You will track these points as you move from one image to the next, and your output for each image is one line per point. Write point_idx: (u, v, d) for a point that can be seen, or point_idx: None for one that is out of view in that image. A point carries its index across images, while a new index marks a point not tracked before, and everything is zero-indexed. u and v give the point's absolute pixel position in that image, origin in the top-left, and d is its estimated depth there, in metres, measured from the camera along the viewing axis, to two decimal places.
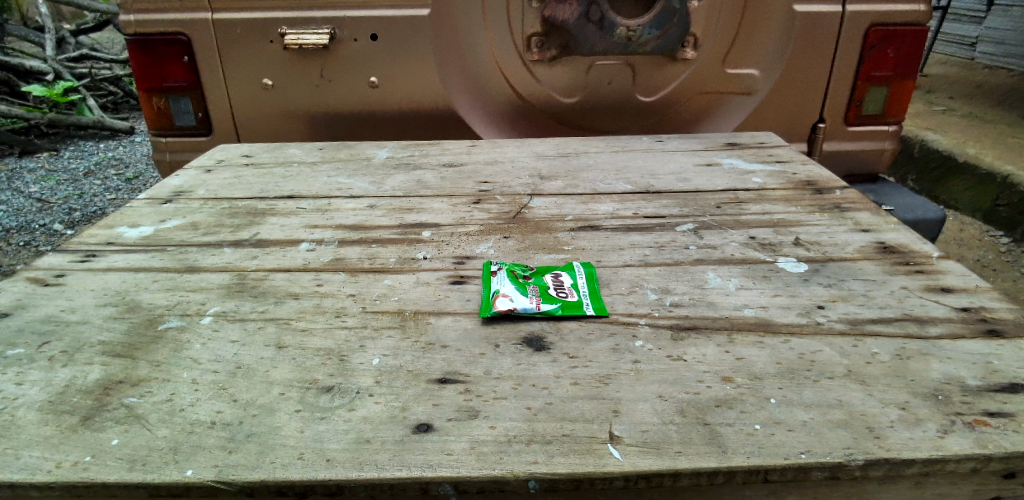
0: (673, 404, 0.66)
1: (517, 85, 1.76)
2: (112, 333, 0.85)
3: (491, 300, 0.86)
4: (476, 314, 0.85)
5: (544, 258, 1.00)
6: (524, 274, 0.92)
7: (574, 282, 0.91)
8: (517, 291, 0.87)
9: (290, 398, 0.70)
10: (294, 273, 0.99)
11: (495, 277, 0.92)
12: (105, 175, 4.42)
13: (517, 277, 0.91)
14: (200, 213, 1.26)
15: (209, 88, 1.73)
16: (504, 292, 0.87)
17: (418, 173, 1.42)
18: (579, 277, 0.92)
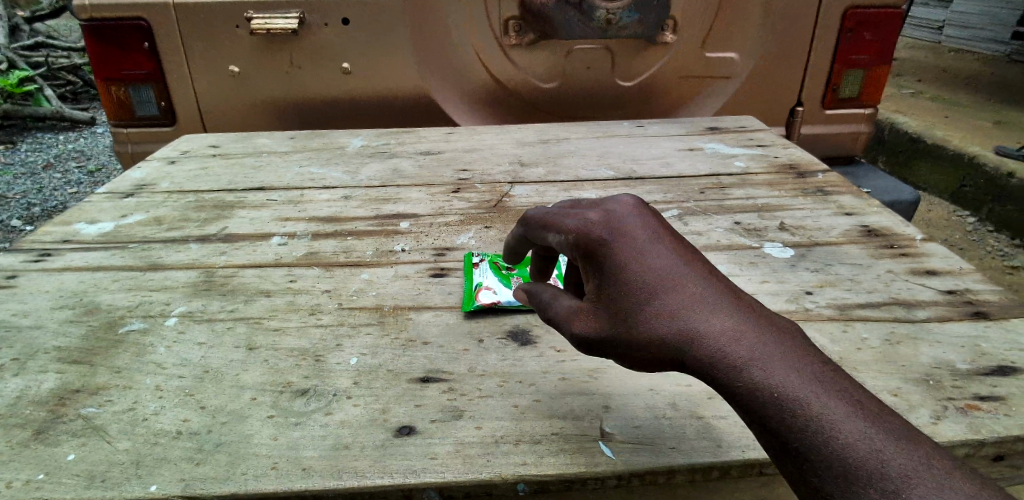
0: (665, 397, 0.64)
1: (494, 71, 1.71)
2: (68, 338, 0.80)
3: (473, 294, 0.82)
4: (458, 307, 0.82)
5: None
6: (507, 265, 0.89)
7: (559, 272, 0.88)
8: (502, 283, 0.84)
9: (262, 403, 0.66)
10: (266, 269, 0.94)
11: (477, 269, 0.89)
12: (66, 168, 4.27)
13: (501, 269, 0.88)
14: (164, 206, 1.19)
15: (171, 76, 1.65)
16: (487, 285, 0.83)
17: (394, 161, 1.37)
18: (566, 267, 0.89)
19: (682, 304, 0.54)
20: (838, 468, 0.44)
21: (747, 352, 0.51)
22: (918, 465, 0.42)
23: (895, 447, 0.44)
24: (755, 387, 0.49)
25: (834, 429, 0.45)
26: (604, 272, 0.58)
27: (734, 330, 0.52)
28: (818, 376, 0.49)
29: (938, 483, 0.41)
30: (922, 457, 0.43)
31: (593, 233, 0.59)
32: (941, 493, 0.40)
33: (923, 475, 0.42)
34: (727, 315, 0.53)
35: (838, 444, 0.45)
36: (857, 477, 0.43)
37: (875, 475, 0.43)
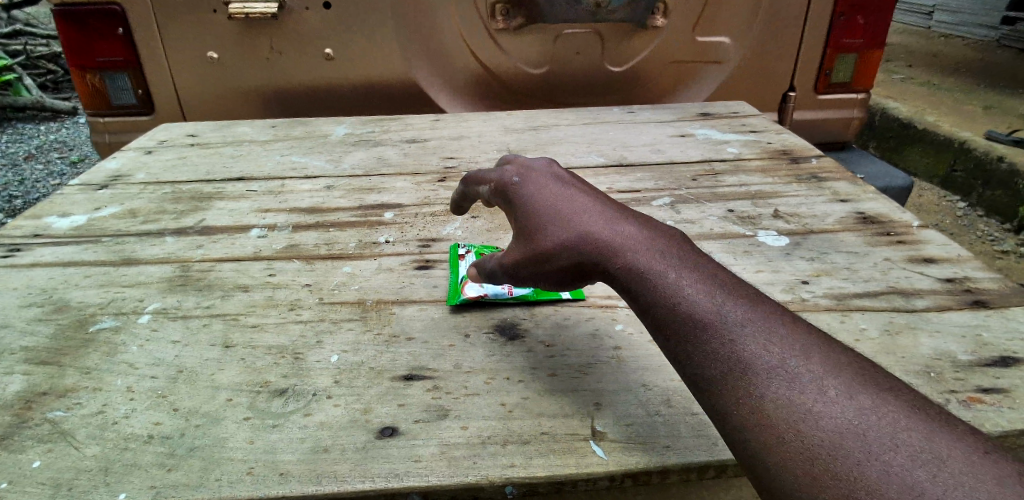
0: (658, 393, 0.62)
1: (481, 57, 1.67)
2: (35, 338, 0.76)
3: (459, 287, 0.80)
4: (445, 301, 0.79)
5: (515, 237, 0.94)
6: None
7: None
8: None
9: (238, 405, 0.63)
10: (244, 263, 0.91)
11: (463, 262, 0.86)
12: (48, 159, 4.19)
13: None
14: (140, 198, 1.15)
15: (147, 63, 1.60)
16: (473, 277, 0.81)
17: (379, 150, 1.33)
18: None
19: (575, 214, 0.66)
20: (698, 330, 0.54)
21: (627, 244, 0.62)
22: (757, 323, 0.54)
23: (740, 309, 0.55)
24: (634, 272, 0.60)
25: (694, 300, 0.56)
26: (517, 205, 0.71)
27: (619, 230, 0.64)
28: (684, 260, 0.61)
29: (770, 334, 0.52)
30: (760, 317, 0.54)
31: (508, 180, 0.75)
32: (770, 344, 0.52)
33: (761, 330, 0.53)
34: (612, 220, 0.65)
35: (697, 313, 0.55)
36: (711, 334, 0.54)
37: (725, 331, 0.53)
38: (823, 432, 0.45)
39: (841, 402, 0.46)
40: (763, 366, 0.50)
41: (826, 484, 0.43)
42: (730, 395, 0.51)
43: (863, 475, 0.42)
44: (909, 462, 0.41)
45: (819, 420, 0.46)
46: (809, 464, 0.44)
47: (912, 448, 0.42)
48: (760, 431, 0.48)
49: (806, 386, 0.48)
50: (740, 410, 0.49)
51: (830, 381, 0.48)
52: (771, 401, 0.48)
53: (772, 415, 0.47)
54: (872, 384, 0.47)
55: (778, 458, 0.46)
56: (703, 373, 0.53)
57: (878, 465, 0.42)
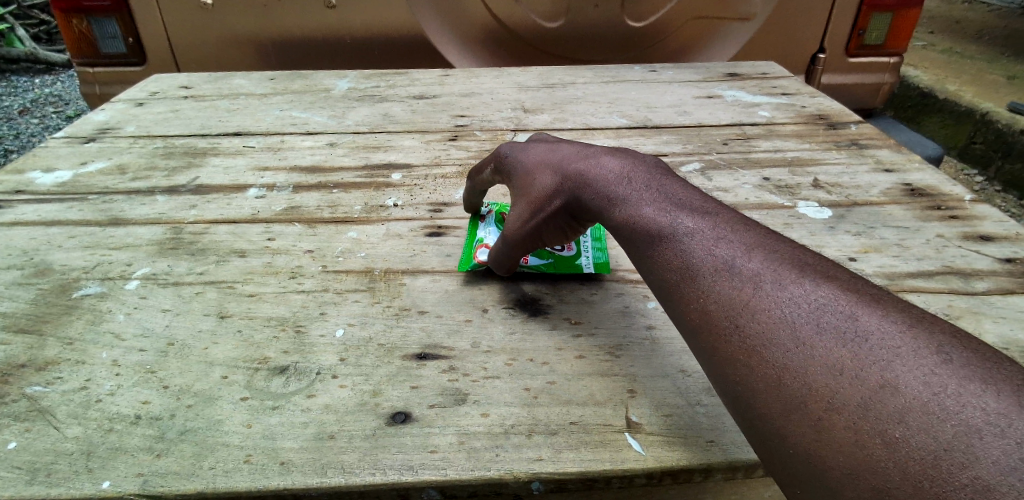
0: (698, 381, 0.56)
1: (493, 8, 1.57)
2: (14, 304, 0.70)
3: (472, 253, 0.74)
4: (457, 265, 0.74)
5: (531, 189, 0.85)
6: None
7: None
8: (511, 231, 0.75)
9: (234, 383, 0.58)
10: (240, 225, 0.84)
11: (483, 223, 0.80)
12: (43, 113, 4.13)
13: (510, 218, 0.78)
14: (129, 153, 1.08)
15: (136, 9, 1.52)
16: (489, 243, 0.75)
17: (384, 105, 1.25)
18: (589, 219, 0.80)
19: (556, 158, 0.67)
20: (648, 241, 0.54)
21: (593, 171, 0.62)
22: (704, 226, 0.53)
23: (693, 217, 0.54)
24: (599, 195, 0.60)
25: (651, 216, 0.56)
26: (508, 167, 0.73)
27: (585, 159, 0.65)
28: (642, 176, 0.60)
29: (718, 238, 0.52)
30: (710, 223, 0.53)
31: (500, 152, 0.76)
32: (716, 245, 0.51)
33: (707, 231, 0.52)
34: (581, 153, 0.66)
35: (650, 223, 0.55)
36: (664, 244, 0.54)
37: (675, 238, 0.53)
38: (754, 320, 0.45)
39: (778, 291, 0.46)
40: (706, 267, 0.50)
41: (759, 372, 0.43)
42: (680, 301, 0.50)
43: (790, 362, 0.42)
44: (835, 343, 0.41)
45: (756, 313, 0.45)
46: (745, 356, 0.44)
47: (840, 329, 0.41)
48: (700, 329, 0.48)
49: (745, 281, 0.47)
50: (685, 312, 0.49)
51: (768, 272, 0.47)
52: (711, 298, 0.48)
53: (712, 313, 0.47)
54: (809, 271, 0.47)
55: (716, 353, 0.46)
56: (657, 283, 0.53)
57: (805, 351, 0.42)
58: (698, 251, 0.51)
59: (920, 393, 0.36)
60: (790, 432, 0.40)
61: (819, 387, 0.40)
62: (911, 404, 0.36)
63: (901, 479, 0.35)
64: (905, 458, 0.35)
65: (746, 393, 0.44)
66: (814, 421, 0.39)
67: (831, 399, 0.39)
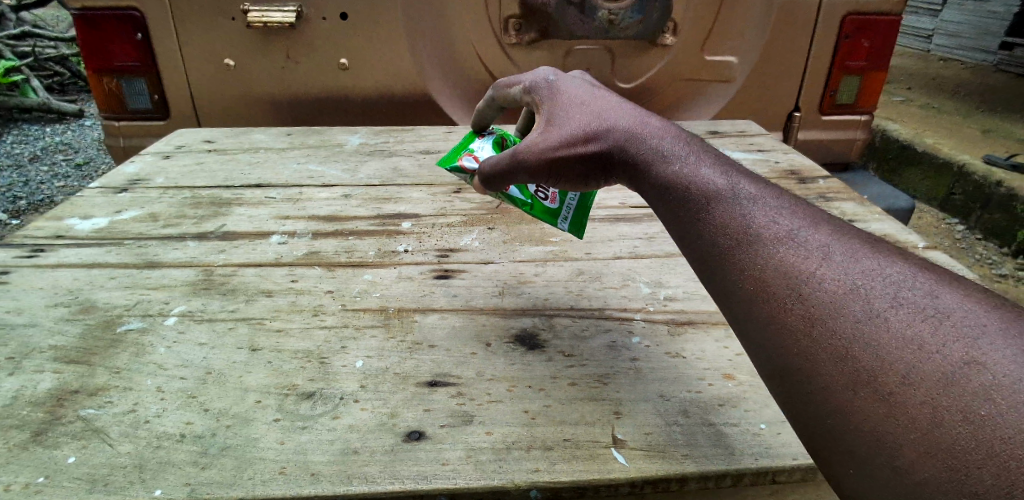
0: (675, 404, 0.64)
1: (494, 71, 1.71)
2: (64, 337, 0.78)
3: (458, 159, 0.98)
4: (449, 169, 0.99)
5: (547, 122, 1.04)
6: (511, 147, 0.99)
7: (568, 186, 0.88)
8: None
9: (267, 406, 0.65)
10: (266, 268, 0.92)
11: (481, 140, 1.01)
12: (54, 163, 4.33)
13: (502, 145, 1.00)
14: (159, 203, 1.17)
15: (163, 69, 1.67)
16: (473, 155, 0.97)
17: (394, 160, 1.36)
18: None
19: (599, 116, 0.73)
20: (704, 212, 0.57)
21: (646, 145, 0.66)
22: (767, 203, 0.56)
23: (757, 197, 0.57)
24: (644, 167, 0.65)
25: (711, 189, 0.58)
26: (545, 109, 0.79)
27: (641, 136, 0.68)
28: (703, 157, 0.63)
29: (783, 216, 0.54)
30: (776, 203, 0.56)
31: (543, 93, 0.83)
32: (781, 222, 0.54)
33: (773, 209, 0.55)
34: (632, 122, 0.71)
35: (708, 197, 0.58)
36: (722, 214, 0.56)
37: (734, 211, 0.55)
38: (822, 289, 0.47)
39: (848, 267, 0.48)
40: (770, 238, 0.52)
41: (824, 342, 0.45)
42: (736, 270, 0.52)
43: (861, 332, 0.43)
44: (911, 318, 0.43)
45: (823, 283, 0.47)
46: (808, 326, 0.46)
47: (915, 308, 0.43)
48: (761, 296, 0.50)
49: (813, 255, 0.50)
50: (740, 279, 0.51)
51: (838, 250, 0.50)
52: (775, 267, 0.50)
53: (773, 281, 0.49)
54: (879, 255, 0.49)
55: (776, 320, 0.48)
56: (706, 246, 0.55)
57: (878, 322, 0.43)
58: (761, 223, 0.53)
59: (1003, 372, 0.37)
60: (854, 404, 0.41)
61: (893, 359, 0.41)
62: (995, 381, 0.37)
63: (981, 456, 0.35)
64: (990, 436, 0.35)
65: (806, 363, 0.45)
66: (882, 393, 0.41)
67: (906, 371, 0.40)
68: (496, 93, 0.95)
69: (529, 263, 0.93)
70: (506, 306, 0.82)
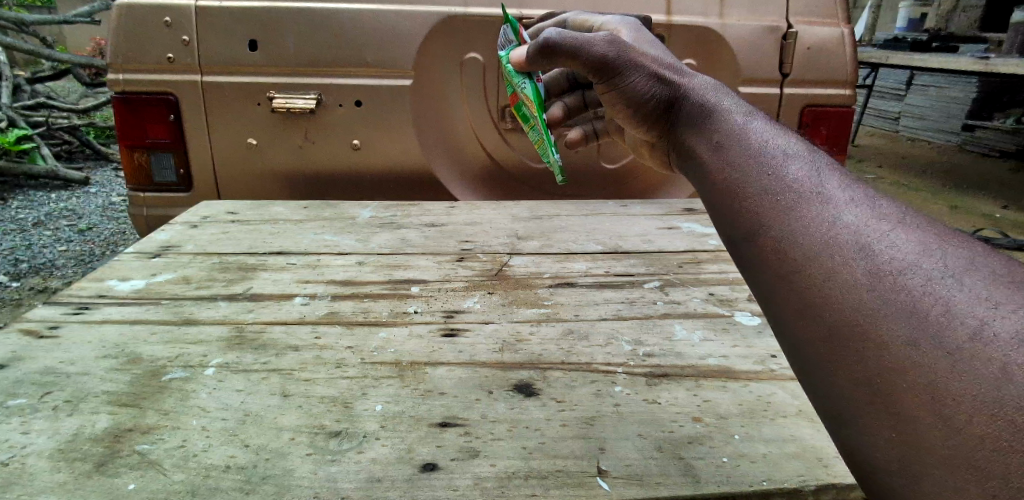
0: (651, 441, 0.75)
1: (490, 151, 1.90)
2: (115, 384, 0.88)
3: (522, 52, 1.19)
4: (507, 24, 1.27)
5: (566, 97, 1.46)
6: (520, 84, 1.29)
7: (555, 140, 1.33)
8: (536, 86, 1.29)
9: (300, 442, 0.75)
10: (292, 326, 1.04)
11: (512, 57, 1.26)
12: (57, 227, 4.47)
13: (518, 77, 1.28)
14: (191, 267, 1.30)
15: (190, 146, 1.84)
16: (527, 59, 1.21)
17: (402, 231, 1.50)
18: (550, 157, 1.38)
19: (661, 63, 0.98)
20: (780, 185, 0.70)
21: (715, 107, 0.87)
22: (836, 187, 0.69)
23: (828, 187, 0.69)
24: (709, 117, 0.86)
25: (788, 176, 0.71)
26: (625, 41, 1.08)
27: (722, 120, 0.85)
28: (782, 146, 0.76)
29: (850, 203, 0.66)
30: (845, 192, 0.68)
31: (618, 28, 1.16)
32: (851, 206, 0.65)
33: (845, 191, 0.68)
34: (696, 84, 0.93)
35: (783, 176, 0.71)
36: (796, 195, 0.68)
37: (809, 192, 0.68)
38: (891, 254, 0.58)
39: (914, 242, 0.59)
40: (838, 212, 0.65)
41: (892, 296, 0.55)
42: (809, 237, 0.64)
43: (928, 293, 0.54)
44: (978, 288, 0.53)
45: (890, 251, 0.59)
46: (873, 282, 0.57)
47: (983, 281, 0.53)
48: (830, 253, 0.61)
49: (880, 229, 0.61)
50: (810, 240, 0.63)
51: (905, 229, 0.61)
52: (847, 236, 0.62)
53: (844, 244, 0.61)
54: (941, 236, 0.60)
55: (845, 274, 0.59)
56: (776, 211, 0.68)
57: (946, 286, 0.54)
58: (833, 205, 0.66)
59: None
60: (915, 357, 0.51)
61: (961, 319, 0.51)
62: None
63: None
64: None
65: (872, 314, 0.55)
66: (949, 348, 0.50)
67: (968, 330, 0.50)
68: (569, 20, 1.31)
69: (525, 323, 1.05)
70: (506, 360, 0.93)
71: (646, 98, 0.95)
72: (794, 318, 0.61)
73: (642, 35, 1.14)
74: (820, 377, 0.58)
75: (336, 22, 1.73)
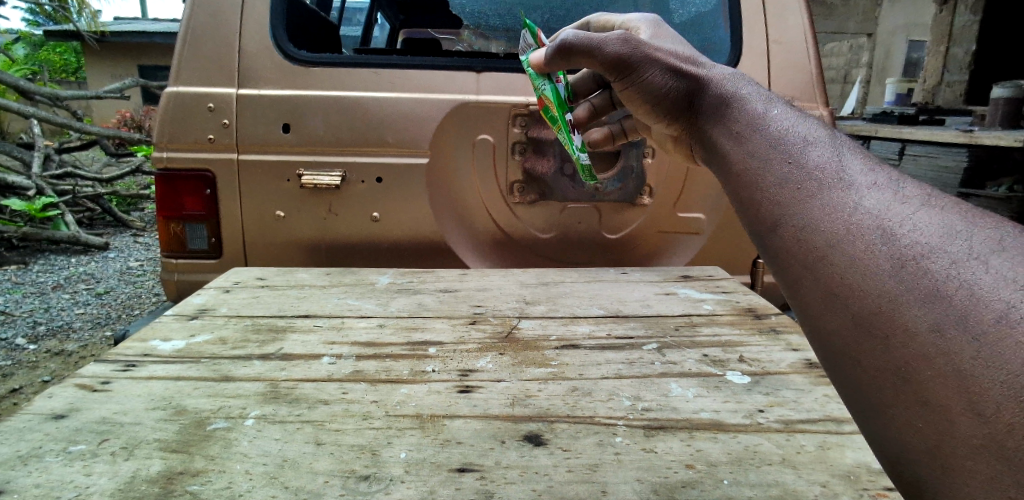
0: (648, 485, 0.84)
1: (500, 222, 2.04)
2: (165, 432, 0.98)
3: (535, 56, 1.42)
4: (527, 30, 1.56)
5: (594, 98, 1.66)
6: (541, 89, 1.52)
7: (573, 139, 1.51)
8: (554, 88, 1.50)
9: (334, 484, 0.84)
10: (321, 382, 1.14)
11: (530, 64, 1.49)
12: (74, 290, 4.64)
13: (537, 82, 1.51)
14: (225, 328, 1.41)
15: (223, 217, 1.99)
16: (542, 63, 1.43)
17: (419, 297, 1.62)
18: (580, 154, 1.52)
19: (673, 57, 1.15)
20: (805, 183, 0.83)
21: (742, 109, 0.99)
22: (869, 178, 0.81)
23: (859, 182, 0.81)
24: (738, 120, 0.97)
25: (827, 176, 0.83)
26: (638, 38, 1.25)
27: (737, 112, 0.99)
28: (805, 138, 0.89)
29: (892, 195, 0.78)
30: (876, 186, 0.80)
31: (639, 26, 1.33)
32: (889, 199, 0.77)
33: (865, 179, 0.81)
34: (711, 76, 1.08)
35: (806, 172, 0.84)
36: (836, 193, 0.80)
37: (838, 188, 0.81)
38: (916, 241, 0.71)
39: (940, 228, 0.72)
40: (863, 200, 0.78)
41: (920, 282, 0.69)
42: (844, 231, 0.76)
43: (955, 278, 0.67)
44: (995, 274, 0.65)
45: (910, 240, 0.72)
46: (897, 267, 0.71)
47: (1002, 264, 0.66)
48: (843, 243, 0.76)
49: (906, 219, 0.74)
50: (832, 231, 0.77)
51: (928, 215, 0.74)
52: (878, 230, 0.74)
53: (866, 235, 0.75)
54: (961, 219, 0.73)
55: (860, 259, 0.74)
56: (801, 206, 0.82)
57: (967, 273, 0.67)
58: (867, 200, 0.78)
59: None
60: (943, 346, 0.65)
61: (988, 310, 0.63)
62: None
63: None
64: None
65: (898, 303, 0.70)
66: (977, 338, 0.63)
67: (994, 314, 0.63)
68: (594, 20, 1.49)
69: (534, 381, 1.15)
70: (516, 413, 1.03)
71: (661, 91, 1.14)
72: (818, 311, 0.78)
73: (659, 31, 1.28)
74: (839, 368, 0.77)
75: (362, 108, 1.92)
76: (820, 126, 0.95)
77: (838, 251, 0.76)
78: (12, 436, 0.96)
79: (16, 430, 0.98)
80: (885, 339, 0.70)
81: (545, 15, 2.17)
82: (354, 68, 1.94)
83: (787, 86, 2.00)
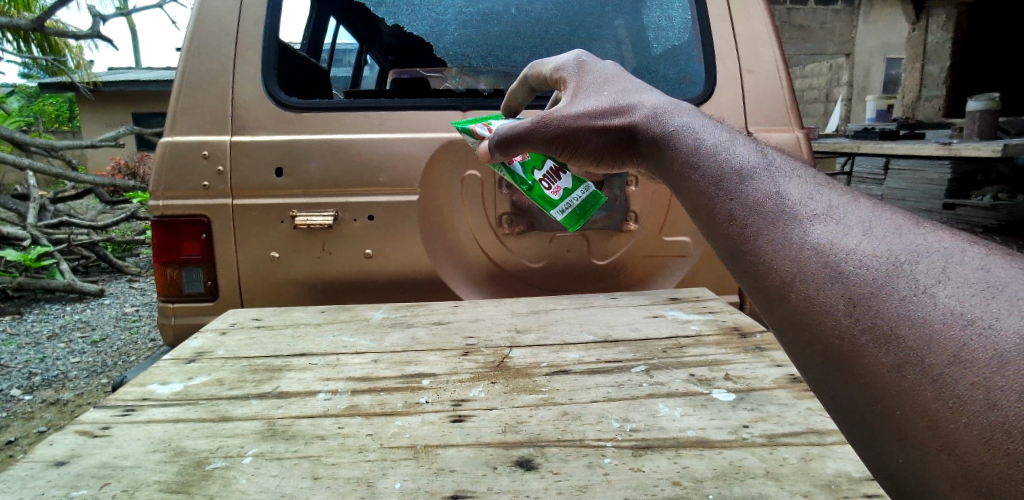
0: None
1: (491, 254, 2.08)
2: (164, 474, 1.00)
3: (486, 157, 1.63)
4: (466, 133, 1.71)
5: None
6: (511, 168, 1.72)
7: (563, 186, 1.70)
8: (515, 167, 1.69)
9: None
10: (317, 418, 1.17)
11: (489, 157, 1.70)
12: (69, 339, 4.64)
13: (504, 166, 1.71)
14: (222, 370, 1.44)
15: (218, 260, 2.03)
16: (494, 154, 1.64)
17: (412, 330, 1.66)
18: (574, 195, 1.71)
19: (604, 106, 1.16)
20: (754, 223, 0.83)
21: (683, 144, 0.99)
22: (813, 210, 0.82)
23: (805, 216, 0.81)
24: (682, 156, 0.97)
25: (774, 214, 0.83)
26: (576, 91, 1.29)
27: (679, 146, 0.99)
28: (745, 169, 0.90)
29: (837, 227, 0.78)
30: (820, 217, 0.80)
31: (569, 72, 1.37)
32: (833, 232, 0.78)
33: (809, 211, 0.82)
34: (646, 113, 1.08)
35: (753, 209, 0.85)
36: (784, 232, 0.81)
37: (785, 226, 0.81)
38: (863, 279, 0.72)
39: (884, 260, 0.72)
40: (810, 238, 0.79)
41: (874, 322, 0.69)
42: (796, 273, 0.77)
43: (905, 315, 0.67)
44: (941, 308, 0.65)
45: (858, 277, 0.72)
46: (851, 308, 0.71)
47: (946, 294, 0.66)
48: (798, 283, 0.76)
49: (850, 254, 0.74)
50: (786, 274, 0.78)
51: (871, 247, 0.74)
52: (827, 269, 0.75)
53: (818, 275, 0.75)
54: (904, 246, 0.73)
55: (815, 302, 0.74)
56: (754, 249, 0.82)
57: (916, 310, 0.67)
58: (813, 237, 0.78)
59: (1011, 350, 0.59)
60: (906, 386, 0.65)
61: (941, 348, 0.63)
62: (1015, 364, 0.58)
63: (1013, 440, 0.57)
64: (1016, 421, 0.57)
65: (858, 343, 0.70)
66: (935, 379, 0.63)
67: (948, 354, 0.63)
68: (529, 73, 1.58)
69: (526, 407, 1.18)
70: (508, 439, 1.06)
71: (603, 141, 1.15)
72: (793, 350, 0.79)
73: (593, 75, 1.32)
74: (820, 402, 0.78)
75: (353, 149, 1.99)
76: (759, 149, 0.96)
77: (796, 294, 0.76)
78: (14, 485, 0.97)
79: (17, 479, 0.99)
80: (853, 378, 0.71)
81: (526, 55, 2.26)
82: (344, 112, 2.01)
83: (760, 113, 2.09)
